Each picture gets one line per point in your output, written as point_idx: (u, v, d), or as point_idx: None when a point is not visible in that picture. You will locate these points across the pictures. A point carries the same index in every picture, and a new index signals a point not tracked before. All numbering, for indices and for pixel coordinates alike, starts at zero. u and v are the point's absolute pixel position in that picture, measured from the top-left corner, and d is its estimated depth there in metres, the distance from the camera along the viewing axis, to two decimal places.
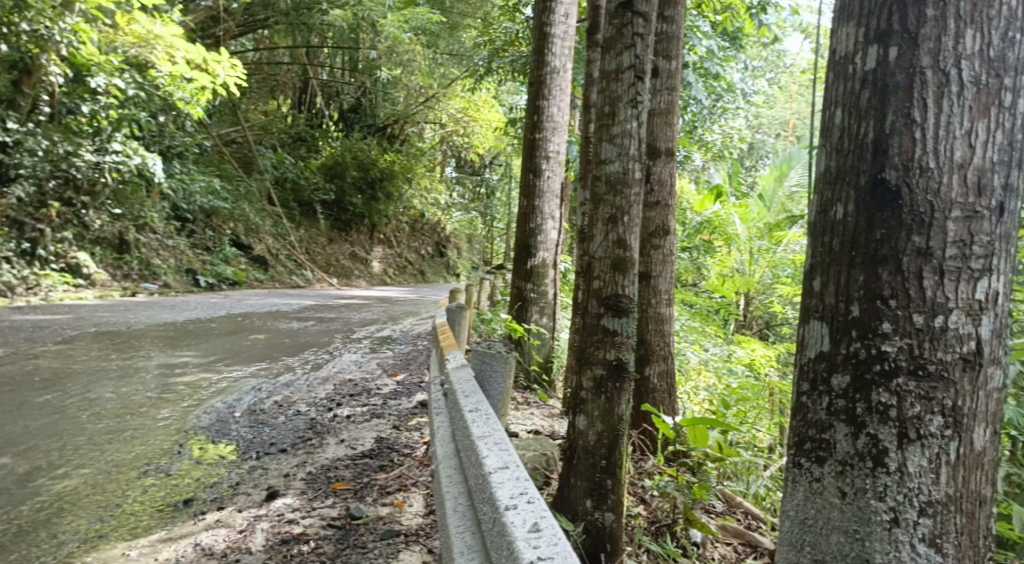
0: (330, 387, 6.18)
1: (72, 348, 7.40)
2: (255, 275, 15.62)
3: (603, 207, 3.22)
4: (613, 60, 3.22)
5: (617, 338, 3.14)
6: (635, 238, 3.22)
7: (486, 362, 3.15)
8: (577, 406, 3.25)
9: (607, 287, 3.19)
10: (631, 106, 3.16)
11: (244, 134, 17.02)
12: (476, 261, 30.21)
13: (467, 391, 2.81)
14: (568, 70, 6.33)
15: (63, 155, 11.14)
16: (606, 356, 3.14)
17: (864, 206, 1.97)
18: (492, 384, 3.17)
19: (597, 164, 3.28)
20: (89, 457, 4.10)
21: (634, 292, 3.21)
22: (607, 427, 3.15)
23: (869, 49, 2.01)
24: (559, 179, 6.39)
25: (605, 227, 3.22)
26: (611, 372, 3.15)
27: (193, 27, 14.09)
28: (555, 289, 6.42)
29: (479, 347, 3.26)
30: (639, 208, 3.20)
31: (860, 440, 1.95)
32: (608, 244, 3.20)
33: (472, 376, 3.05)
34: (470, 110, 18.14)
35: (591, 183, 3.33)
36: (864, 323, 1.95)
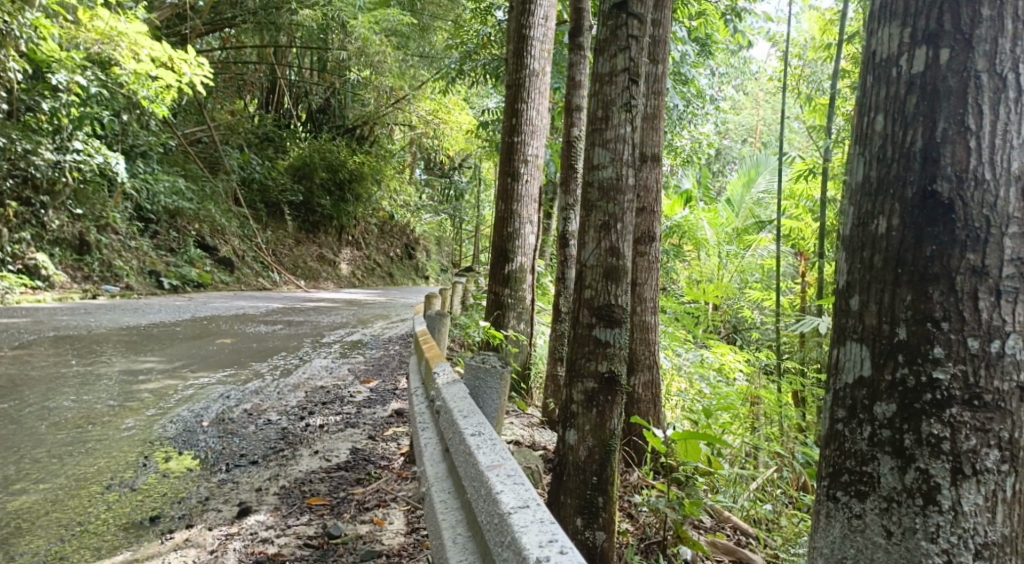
0: (302, 394, 6.00)
1: (30, 353, 7.09)
2: (221, 277, 15.28)
3: (596, 214, 3.13)
4: (607, 62, 3.12)
5: (609, 350, 3.06)
6: (627, 246, 3.12)
7: (481, 377, 3.08)
8: (567, 420, 3.16)
9: (600, 296, 3.09)
10: (625, 110, 3.09)
11: (209, 133, 16.66)
12: (445, 264, 30.03)
13: (463, 410, 2.71)
14: (546, 73, 6.24)
15: (21, 154, 10.74)
16: (598, 368, 3.06)
17: (912, 219, 2.07)
18: (486, 400, 3.08)
19: (589, 169, 3.18)
20: (48, 471, 3.87)
21: (626, 302, 3.12)
22: (598, 442, 3.07)
23: (914, 50, 2.12)
24: (537, 183, 6.29)
25: (597, 234, 3.12)
26: (603, 386, 3.07)
27: (158, 23, 13.74)
28: (532, 295, 6.33)
29: (470, 361, 3.16)
30: (633, 215, 3.12)
31: (909, 474, 2.03)
32: (600, 252, 3.11)
33: (466, 392, 2.95)
34: (440, 112, 18.01)
35: (582, 189, 3.23)
36: (912, 348, 2.04)
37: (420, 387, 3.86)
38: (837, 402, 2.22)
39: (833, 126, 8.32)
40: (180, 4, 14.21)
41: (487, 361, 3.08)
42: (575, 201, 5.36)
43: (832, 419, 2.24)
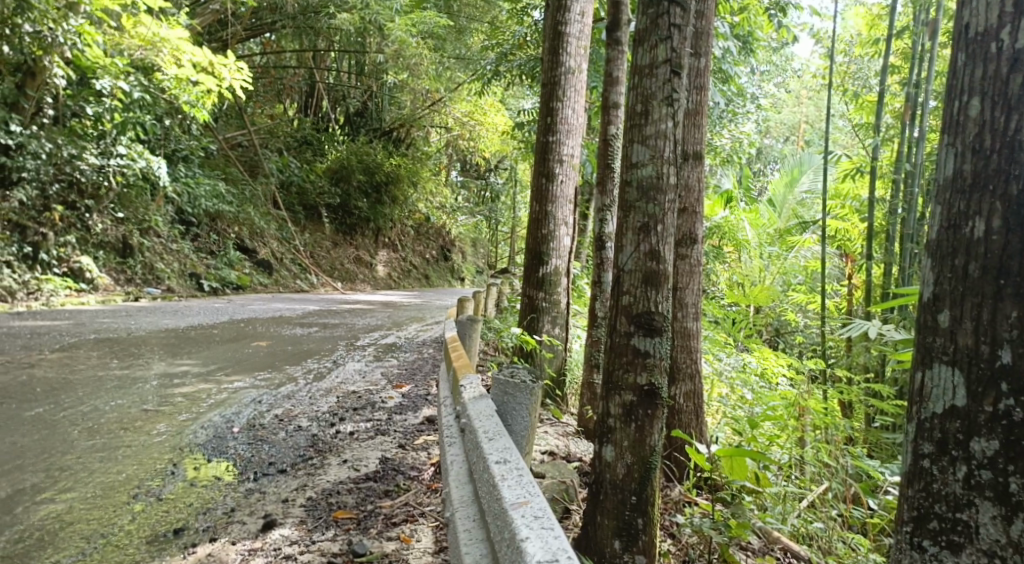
0: (333, 399, 5.92)
1: (71, 356, 7.16)
2: (260, 279, 15.42)
3: (635, 215, 2.96)
4: (647, 53, 2.94)
5: (649, 360, 2.88)
6: (668, 250, 2.94)
7: (509, 393, 2.91)
8: (604, 434, 3.00)
9: (638, 303, 2.92)
10: (666, 105, 2.91)
11: (249, 137, 16.88)
12: (481, 265, 29.95)
13: (489, 431, 2.62)
14: (582, 71, 6.06)
15: (67, 159, 10.95)
16: (636, 380, 2.89)
17: (1013, 219, 2.11)
18: (515, 418, 2.92)
19: (627, 168, 3.01)
20: (77, 478, 3.84)
21: (667, 309, 2.94)
22: (637, 460, 2.90)
23: (1014, 26, 2.15)
24: (572, 183, 6.11)
25: (636, 237, 2.95)
26: (643, 399, 2.90)
27: (199, 29, 13.92)
28: (567, 298, 6.16)
29: (500, 374, 3.01)
30: (674, 217, 2.94)
31: (1014, 524, 2.08)
32: (639, 255, 2.93)
33: (493, 411, 2.82)
34: (476, 114, 17.93)
35: (619, 188, 3.06)
36: (1015, 376, 2.09)
37: (448, 398, 3.70)
38: (920, 436, 2.29)
39: (881, 123, 7.99)
40: (221, 10, 14.35)
41: (517, 376, 2.91)
42: (612, 201, 5.15)
43: (914, 457, 2.30)
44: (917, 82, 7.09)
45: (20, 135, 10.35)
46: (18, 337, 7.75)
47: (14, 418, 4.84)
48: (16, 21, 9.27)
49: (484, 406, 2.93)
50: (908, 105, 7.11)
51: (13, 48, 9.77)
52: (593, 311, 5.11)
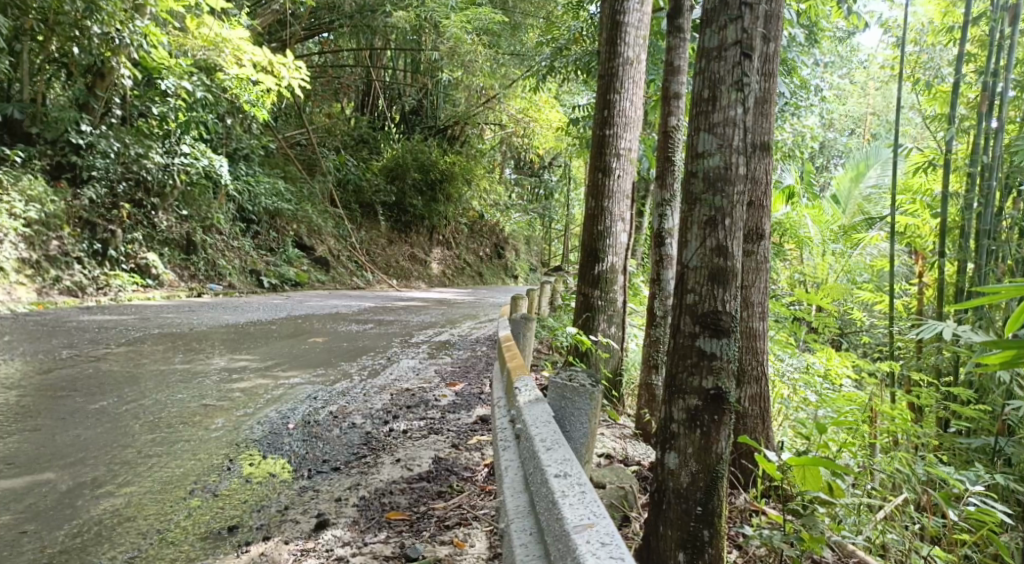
0: (387, 396, 5.89)
1: (136, 350, 7.35)
2: (317, 276, 15.65)
3: (701, 208, 2.81)
4: (715, 35, 2.79)
5: (715, 363, 2.74)
6: (737, 245, 2.78)
7: (567, 397, 2.83)
8: (666, 441, 2.85)
9: (704, 302, 2.77)
10: (736, 90, 2.76)
11: (308, 136, 17.18)
12: (535, 263, 29.83)
13: (546, 438, 2.57)
14: (642, 61, 5.88)
15: (133, 157, 11.38)
16: (701, 384, 2.75)
17: None
18: (574, 423, 2.83)
19: (692, 158, 2.86)
20: (137, 472, 3.90)
21: (735, 309, 2.78)
22: (702, 467, 2.76)
23: None
24: (630, 178, 5.94)
25: (702, 231, 2.80)
26: (708, 403, 2.75)
27: (259, 30, 14.19)
28: (623, 296, 5.99)
29: (557, 378, 2.94)
30: (743, 210, 2.79)
31: None
32: (705, 251, 2.78)
33: (551, 417, 2.76)
34: (531, 110, 17.85)
35: (684, 179, 2.91)
36: None
37: (502, 399, 3.62)
38: None
39: (956, 113, 7.56)
40: (281, 11, 14.64)
41: (576, 380, 2.83)
42: (673, 196, 4.90)
43: None
44: (995, 71, 6.65)
45: (90, 135, 10.81)
46: (87, 331, 7.99)
47: (79, 411, 4.96)
48: (85, 23, 9.55)
49: (541, 410, 2.85)
50: (986, 94, 6.69)
51: (83, 50, 10.08)
52: (651, 309, 4.95)
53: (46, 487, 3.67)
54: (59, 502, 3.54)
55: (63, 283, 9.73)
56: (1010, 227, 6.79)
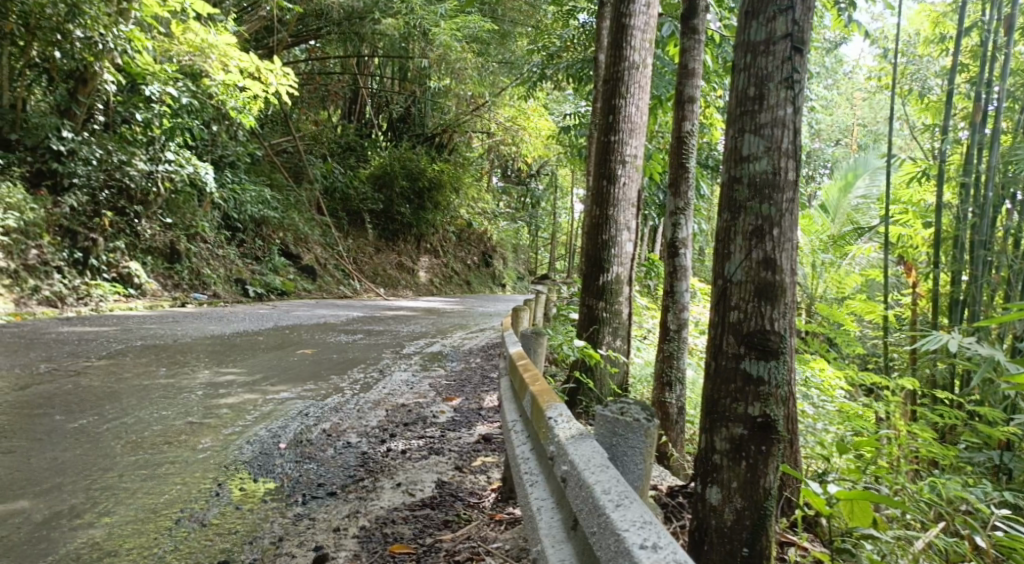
0: (382, 412, 5.62)
1: (117, 363, 7.02)
2: (304, 285, 15.32)
3: (746, 217, 2.74)
4: (762, 28, 2.74)
5: (762, 388, 2.67)
6: (785, 257, 2.72)
7: (619, 434, 2.46)
8: (708, 474, 2.79)
9: (750, 321, 2.70)
10: (785, 87, 2.71)
11: (295, 144, 16.90)
12: (523, 271, 29.53)
13: (611, 491, 2.19)
14: (648, 65, 5.68)
15: (117, 164, 11.08)
16: (746, 411, 2.69)
17: None
18: (627, 464, 2.47)
19: (735, 162, 2.79)
20: (117, 500, 3.61)
21: (784, 328, 2.72)
22: (748, 504, 2.71)
23: None
24: (635, 185, 5.71)
25: (748, 242, 2.73)
26: (755, 432, 2.69)
27: (247, 37, 13.98)
28: (628, 308, 5.77)
29: (605, 409, 2.55)
30: (791, 219, 2.72)
31: None
32: (751, 264, 2.72)
33: (608, 461, 2.34)
34: (519, 119, 17.64)
35: (725, 185, 2.84)
36: None
37: (521, 427, 3.23)
38: None
39: (951, 121, 7.35)
40: (268, 17, 14.41)
41: (630, 415, 2.46)
42: (686, 204, 4.84)
43: None
44: (987, 81, 6.51)
45: (71, 142, 10.53)
46: (66, 344, 7.64)
47: (55, 431, 4.65)
48: (67, 27, 9.28)
49: (591, 449, 2.44)
50: (977, 106, 6.57)
51: (65, 55, 9.79)
52: (665, 323, 4.84)
53: (18, 517, 3.38)
54: (29, 534, 3.26)
55: (42, 293, 9.37)
56: (1004, 237, 6.51)
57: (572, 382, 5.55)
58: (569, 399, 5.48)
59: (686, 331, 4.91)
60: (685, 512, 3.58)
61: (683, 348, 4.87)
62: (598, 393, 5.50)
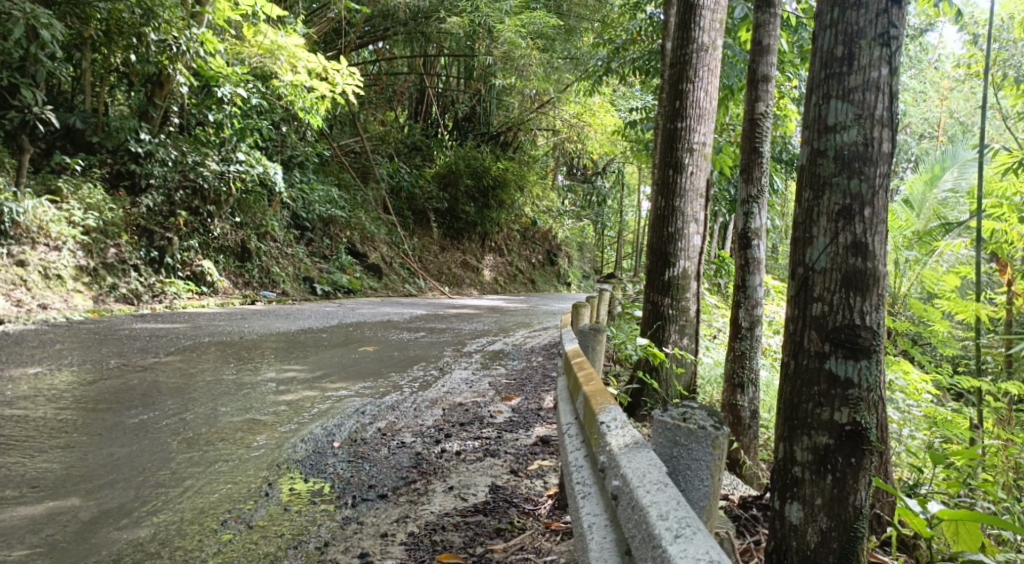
0: (439, 411, 5.46)
1: (184, 359, 7.11)
2: (370, 283, 15.44)
3: (832, 196, 2.45)
4: None
5: (851, 390, 2.38)
6: (877, 240, 2.41)
7: (680, 444, 2.21)
8: (788, 488, 2.51)
9: (837, 314, 2.41)
10: (880, 45, 2.41)
11: (362, 143, 17.06)
12: (588, 270, 29.07)
13: (669, 517, 1.93)
14: (718, 47, 5.34)
15: (191, 165, 11.32)
16: (833, 417, 2.40)
17: None
18: (691, 480, 2.21)
19: (821, 133, 2.50)
20: (167, 499, 3.57)
21: (876, 321, 2.41)
22: (836, 523, 2.42)
23: None
24: (704, 175, 5.38)
25: (834, 224, 2.43)
26: (843, 442, 2.39)
27: (314, 39, 14.19)
28: (697, 304, 5.46)
29: (665, 414, 2.27)
30: (885, 197, 2.41)
31: None
32: (837, 250, 2.43)
33: (668, 480, 2.09)
34: (585, 115, 17.35)
35: (807, 160, 2.54)
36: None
37: (574, 428, 3.01)
38: None
39: None
40: (336, 19, 14.55)
41: (693, 422, 2.20)
42: (759, 191, 4.53)
43: None
44: None
45: (148, 144, 10.81)
46: (137, 340, 7.82)
47: (116, 426, 4.68)
48: (143, 30, 9.52)
49: (647, 462, 2.19)
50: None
51: (141, 58, 10.05)
52: (736, 320, 4.56)
53: (68, 516, 3.36)
54: (77, 533, 3.23)
55: (119, 290, 9.65)
56: None
57: (636, 382, 5.30)
58: (632, 400, 5.23)
59: (759, 329, 4.59)
60: (760, 527, 3.28)
61: (755, 347, 4.55)
62: (662, 395, 5.20)
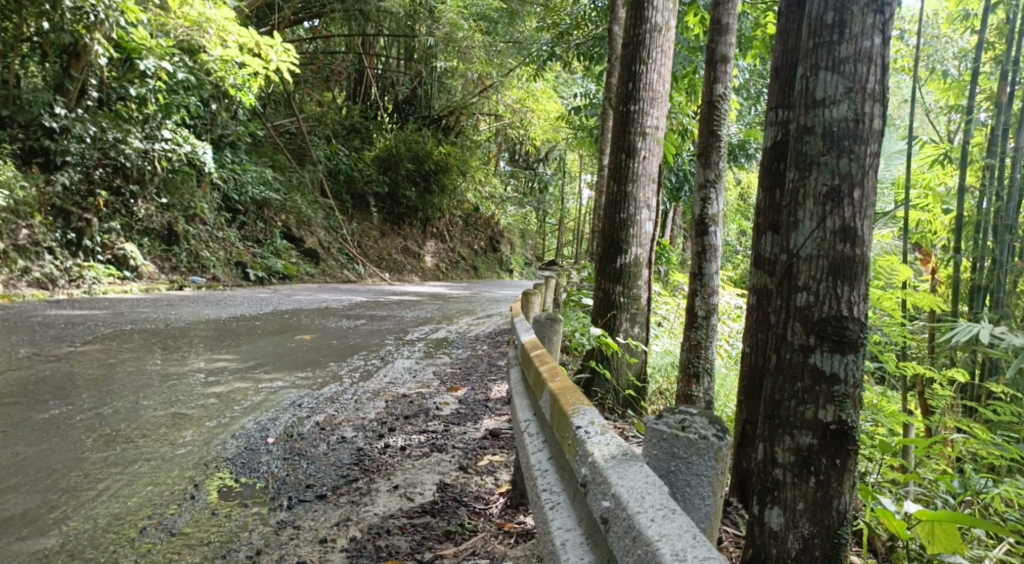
0: (381, 404, 5.20)
1: (103, 348, 6.63)
2: (307, 269, 14.95)
3: (819, 176, 2.35)
4: None
5: (837, 386, 2.29)
6: (865, 226, 2.33)
7: (679, 458, 2.00)
8: (768, 491, 2.41)
9: (823, 305, 2.33)
10: (874, 16, 2.34)
11: (298, 124, 16.48)
12: (530, 257, 28.94)
13: (686, 555, 1.67)
14: (671, 28, 5.20)
15: (112, 143, 10.66)
16: (816, 416, 2.31)
17: None
18: (692, 498, 2.01)
19: (810, 107, 2.39)
20: (79, 504, 3.24)
21: (862, 314, 2.34)
22: (819, 529, 2.34)
23: None
24: (657, 160, 5.26)
25: (821, 207, 2.34)
26: (827, 442, 2.31)
27: (247, 13, 13.53)
28: (649, 293, 5.34)
29: (659, 422, 2.07)
30: (874, 178, 2.33)
31: None
32: (824, 236, 2.34)
33: (677, 507, 1.84)
34: (528, 101, 17.16)
35: (792, 137, 2.45)
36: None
37: (536, 430, 2.81)
38: None
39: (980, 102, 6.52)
40: None
41: (694, 432, 1.99)
42: (717, 176, 4.44)
43: None
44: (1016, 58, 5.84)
45: (64, 119, 10.12)
46: (52, 327, 7.27)
47: (23, 423, 4.27)
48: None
49: (642, 478, 1.96)
50: (1002, 87, 5.84)
51: (55, 27, 9.38)
52: (692, 308, 4.48)
53: None
54: None
55: (32, 274, 8.99)
56: None
57: (587, 372, 5.17)
58: (582, 391, 5.09)
59: (714, 318, 4.54)
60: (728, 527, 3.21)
61: (711, 337, 4.48)
62: (612, 385, 5.07)
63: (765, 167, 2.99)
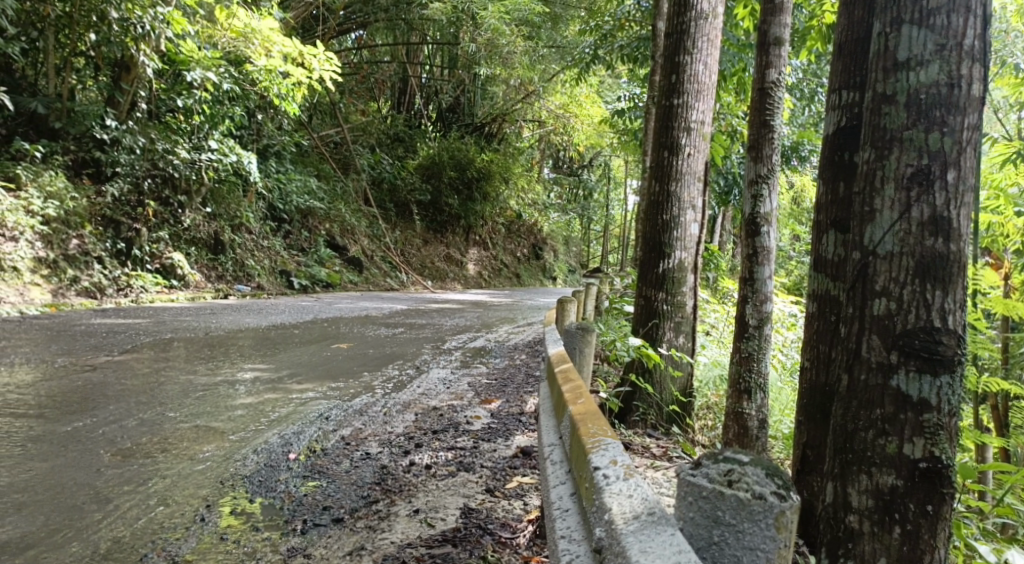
0: (411, 417, 4.95)
1: (138, 358, 6.54)
2: (350, 277, 14.90)
3: (902, 155, 2.10)
4: None
5: (926, 411, 2.03)
6: (962, 220, 2.05)
7: (723, 525, 1.69)
8: (845, 543, 2.16)
9: (908, 314, 2.07)
10: None
11: (342, 133, 16.46)
12: (574, 263, 28.48)
13: None
14: (718, 16, 4.85)
15: (160, 153, 10.67)
16: (901, 451, 2.06)
17: None
18: None
19: (891, 71, 2.13)
20: (84, 527, 3.05)
21: (957, 325, 2.06)
22: None
23: None
24: (703, 157, 4.90)
25: (904, 197, 2.09)
26: (916, 482, 2.04)
27: (292, 24, 13.50)
28: (695, 301, 4.97)
29: (703, 474, 1.76)
30: (970, 158, 2.06)
31: None
32: (906, 230, 2.08)
33: None
34: (571, 106, 16.74)
35: (868, 110, 2.20)
36: None
37: (560, 461, 2.53)
38: None
39: None
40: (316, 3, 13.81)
41: (742, 492, 1.67)
42: (770, 171, 4.09)
43: None
44: None
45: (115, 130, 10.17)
46: (92, 336, 7.24)
47: (45, 436, 4.13)
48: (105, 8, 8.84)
49: (671, 553, 1.68)
50: None
51: (103, 40, 9.44)
52: (743, 317, 4.12)
53: None
54: None
55: (81, 284, 9.02)
56: None
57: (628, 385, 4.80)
58: (623, 405, 4.70)
59: (767, 327, 4.16)
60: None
61: (764, 348, 4.12)
62: (654, 400, 4.71)
63: (827, 156, 2.70)
